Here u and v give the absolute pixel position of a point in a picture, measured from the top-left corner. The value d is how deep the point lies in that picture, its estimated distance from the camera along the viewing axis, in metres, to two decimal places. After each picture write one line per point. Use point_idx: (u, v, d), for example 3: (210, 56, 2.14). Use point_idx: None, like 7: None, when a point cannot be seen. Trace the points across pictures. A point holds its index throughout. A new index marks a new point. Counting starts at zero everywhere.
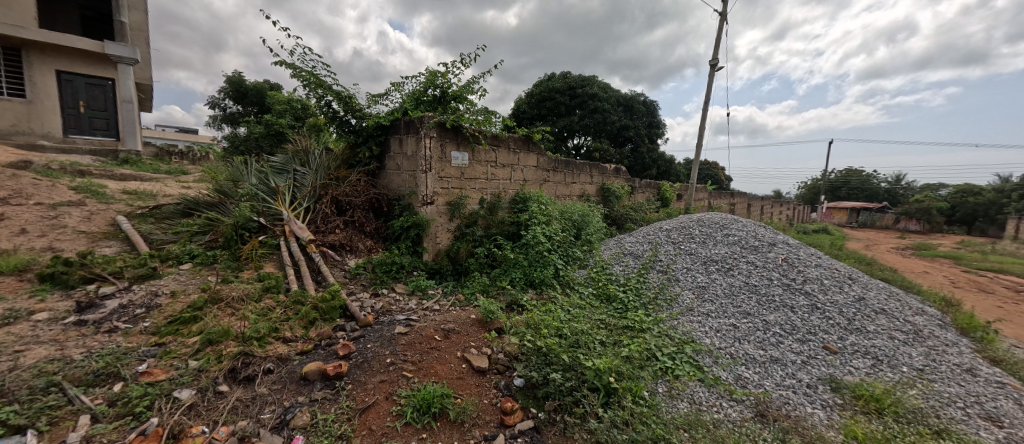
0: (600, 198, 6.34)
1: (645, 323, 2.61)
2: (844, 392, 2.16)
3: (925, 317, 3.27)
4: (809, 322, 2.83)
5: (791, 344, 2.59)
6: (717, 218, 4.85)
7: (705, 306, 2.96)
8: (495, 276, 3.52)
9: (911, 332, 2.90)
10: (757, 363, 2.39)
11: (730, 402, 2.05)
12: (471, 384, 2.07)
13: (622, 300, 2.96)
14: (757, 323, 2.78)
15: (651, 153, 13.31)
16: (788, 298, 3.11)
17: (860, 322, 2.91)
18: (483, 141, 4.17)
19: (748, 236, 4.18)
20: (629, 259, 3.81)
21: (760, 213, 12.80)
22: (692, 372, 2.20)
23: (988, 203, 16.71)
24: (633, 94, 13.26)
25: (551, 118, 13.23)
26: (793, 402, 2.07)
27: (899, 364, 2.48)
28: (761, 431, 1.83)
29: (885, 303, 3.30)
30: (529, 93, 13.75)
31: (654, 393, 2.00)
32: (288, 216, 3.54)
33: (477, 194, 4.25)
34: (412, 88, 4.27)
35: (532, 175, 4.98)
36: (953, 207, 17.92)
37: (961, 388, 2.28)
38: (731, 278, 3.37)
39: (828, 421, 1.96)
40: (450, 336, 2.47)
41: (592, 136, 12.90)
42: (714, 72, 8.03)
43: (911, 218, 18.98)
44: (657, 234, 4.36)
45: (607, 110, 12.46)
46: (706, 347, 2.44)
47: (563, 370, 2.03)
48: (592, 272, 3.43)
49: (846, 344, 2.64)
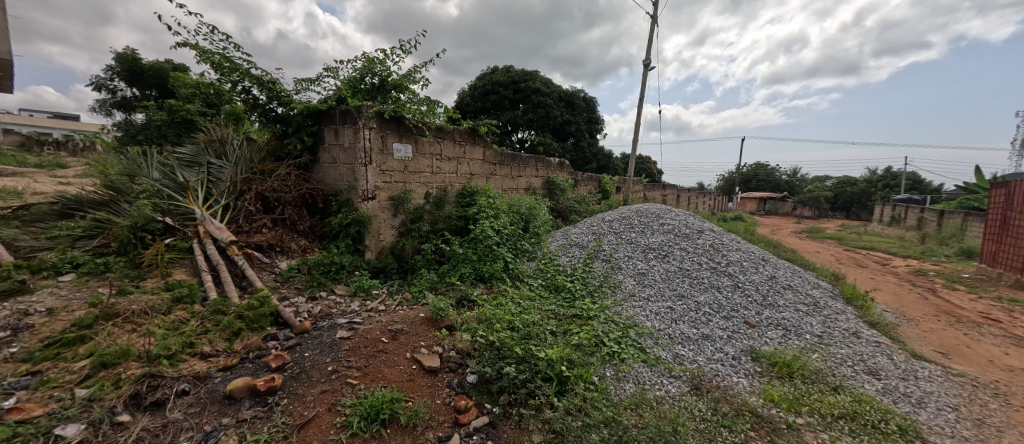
0: (546, 191, 6.48)
1: (591, 310, 2.73)
2: (762, 361, 2.44)
3: (821, 290, 3.83)
4: (733, 301, 3.16)
5: (719, 322, 2.87)
6: (653, 208, 5.19)
7: (645, 291, 3.17)
8: (443, 272, 3.42)
9: (812, 304, 3.37)
10: (691, 341, 2.61)
11: (670, 378, 2.22)
12: (422, 385, 1.99)
13: (570, 290, 3.06)
14: (690, 304, 3.03)
15: (591, 147, 13.99)
16: (715, 280, 3.44)
17: (773, 297, 3.32)
18: (427, 133, 4.01)
19: (680, 225, 4.55)
20: (574, 249, 3.93)
21: (687, 203, 14.00)
22: (636, 354, 2.34)
23: (861, 192, 20.25)
24: (574, 89, 13.67)
25: (495, 112, 13.17)
26: (722, 374, 2.30)
27: (804, 332, 2.87)
28: (697, 402, 2.01)
29: (792, 280, 3.79)
30: (472, 85, 13.54)
31: (603, 377, 2.10)
32: (201, 215, 3.11)
33: (422, 188, 4.09)
34: (348, 75, 3.97)
35: (478, 168, 4.91)
36: (836, 196, 21.17)
37: (849, 349, 2.71)
38: (667, 264, 3.64)
39: (750, 387, 2.20)
40: (399, 337, 2.37)
41: (536, 131, 13.12)
42: (647, 72, 8.59)
43: (805, 205, 22.07)
44: (600, 225, 4.56)
45: (550, 106, 12.75)
46: (648, 330, 2.61)
47: (517, 362, 2.04)
48: (540, 264, 3.49)
49: (762, 318, 2.98)
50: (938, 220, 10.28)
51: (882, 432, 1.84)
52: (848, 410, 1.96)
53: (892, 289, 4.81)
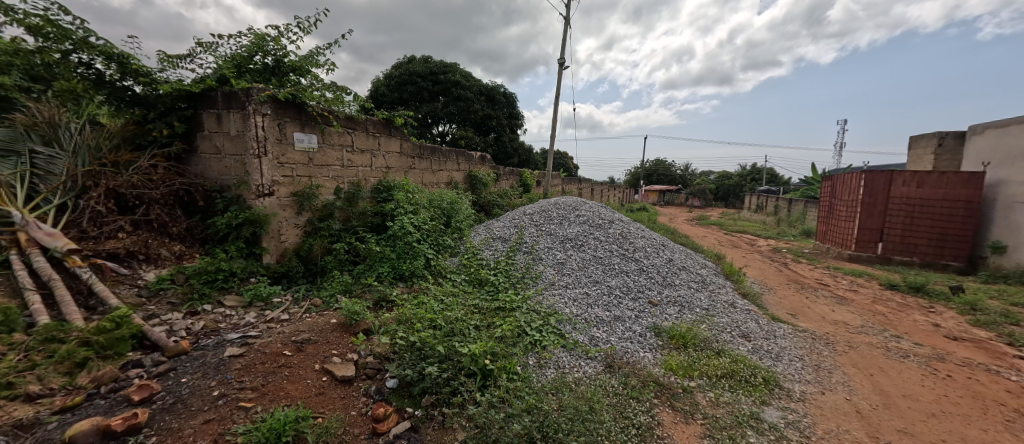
0: (467, 186, 6.42)
1: (514, 302, 2.79)
2: (662, 335, 2.75)
3: (707, 269, 4.44)
4: (639, 283, 3.49)
5: (628, 303, 3.15)
6: (570, 201, 5.47)
7: (564, 279, 3.34)
8: (358, 273, 3.16)
9: (701, 282, 3.90)
10: (605, 322, 2.81)
11: (587, 360, 2.37)
12: (334, 398, 1.82)
13: (493, 283, 3.09)
14: (603, 289, 3.28)
15: (512, 142, 14.30)
16: (624, 265, 3.76)
17: (671, 278, 3.76)
18: (335, 122, 3.65)
19: (593, 216, 4.87)
20: (497, 242, 3.96)
21: (600, 196, 15.12)
22: (556, 341, 2.46)
23: (735, 184, 24.06)
24: (494, 84, 13.76)
25: (413, 103, 12.62)
26: (630, 350, 2.52)
27: (695, 306, 3.30)
28: (610, 379, 2.18)
29: (686, 262, 4.33)
30: (387, 74, 12.77)
31: (525, 366, 2.16)
32: (22, 219, 2.39)
33: (331, 182, 3.73)
34: (232, 53, 3.42)
35: (395, 161, 4.65)
36: (717, 188, 24.84)
37: (729, 317, 3.19)
38: (583, 252, 3.88)
39: (654, 360, 2.46)
40: (305, 348, 2.14)
41: (457, 124, 12.93)
42: (562, 71, 9.00)
43: (694, 196, 25.46)
44: (521, 218, 4.66)
45: (470, 99, 12.68)
46: (566, 316, 2.75)
47: (439, 361, 1.99)
48: (463, 260, 3.45)
49: (663, 297, 3.35)
50: (787, 206, 12.70)
51: (752, 384, 2.22)
52: (728, 370, 2.32)
53: (758, 264, 5.80)
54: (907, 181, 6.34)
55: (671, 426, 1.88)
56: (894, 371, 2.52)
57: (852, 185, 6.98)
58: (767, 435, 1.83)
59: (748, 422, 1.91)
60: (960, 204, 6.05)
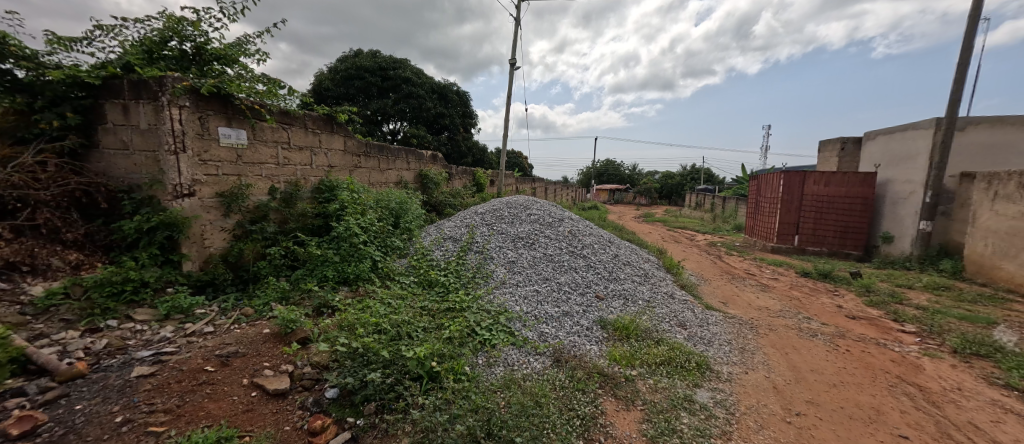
0: (418, 185, 6.27)
1: (464, 302, 2.77)
2: (607, 327, 2.87)
3: (650, 264, 4.71)
4: (587, 279, 3.62)
5: (576, 298, 3.24)
6: (522, 200, 5.53)
7: (515, 277, 3.37)
8: (296, 279, 2.96)
9: (644, 275, 4.13)
10: (554, 318, 2.88)
11: (535, 356, 2.41)
12: (264, 413, 1.68)
13: (443, 283, 3.06)
14: (553, 285, 3.35)
15: (465, 141, 14.18)
16: (573, 262, 3.87)
17: (617, 273, 3.94)
18: (268, 117, 3.40)
19: (544, 214, 4.96)
20: (448, 243, 3.91)
21: (554, 195, 15.48)
22: (506, 339, 2.48)
23: (677, 184, 25.74)
24: (446, 83, 13.59)
25: (361, 99, 12.10)
26: (577, 344, 2.60)
27: (638, 299, 3.48)
28: (557, 373, 2.23)
29: (630, 257, 4.56)
30: (332, 67, 12.13)
31: (474, 366, 2.15)
32: None
33: (265, 182, 3.46)
34: (142, 36, 3.05)
35: (339, 160, 4.42)
36: (662, 187, 26.46)
37: (669, 308, 3.41)
38: (534, 250, 3.95)
39: (599, 351, 2.56)
40: (232, 362, 1.97)
41: (408, 122, 12.59)
42: (513, 71, 9.06)
43: (641, 195, 26.89)
44: (473, 217, 4.64)
45: (422, 97, 12.44)
46: (516, 314, 2.77)
47: (383, 367, 1.92)
48: (412, 261, 3.37)
49: (609, 291, 3.50)
50: (722, 204, 13.82)
51: (686, 369, 2.38)
52: (666, 357, 2.47)
53: (695, 257, 6.26)
54: (818, 180, 7.16)
55: (613, 413, 1.97)
56: (805, 349, 2.83)
57: (773, 184, 7.76)
58: (698, 415, 1.98)
59: (682, 404, 2.05)
60: (859, 200, 6.94)
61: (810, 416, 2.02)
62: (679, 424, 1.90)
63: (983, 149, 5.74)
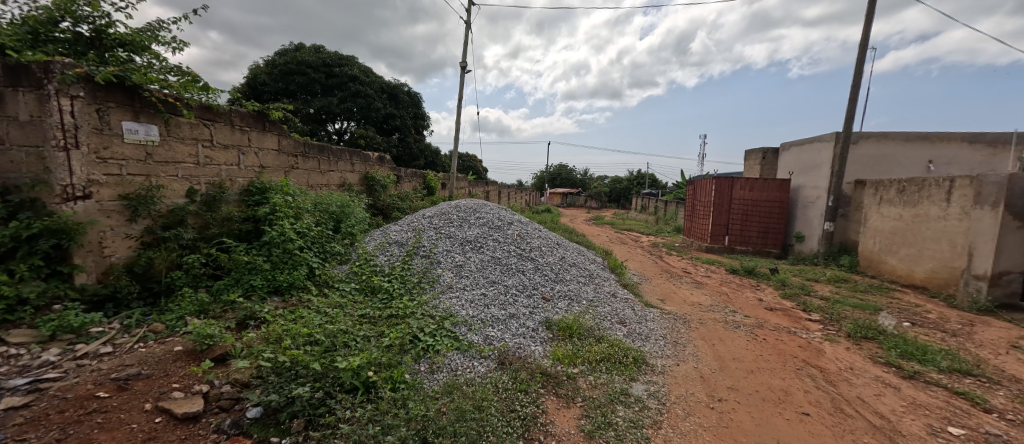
0: (365, 188, 6.03)
1: (407, 308, 2.70)
2: (552, 328, 2.93)
3: (596, 264, 4.90)
4: (534, 281, 3.68)
5: (523, 300, 3.28)
6: (471, 203, 5.50)
7: (462, 281, 3.34)
8: (219, 289, 2.70)
9: (589, 276, 4.28)
10: (500, 321, 2.88)
11: (480, 359, 2.39)
12: (170, 441, 1.50)
13: (387, 290, 2.96)
14: (500, 288, 3.37)
15: (417, 143, 13.88)
16: (521, 264, 3.92)
17: (563, 274, 4.04)
18: (185, 112, 3.09)
19: (493, 218, 4.98)
20: (393, 247, 3.78)
21: (508, 199, 15.58)
22: (450, 343, 2.44)
23: (625, 188, 27.10)
24: (397, 83, 13.27)
25: (303, 96, 11.52)
26: (522, 345, 2.63)
27: (582, 299, 3.60)
28: (501, 375, 2.24)
29: (577, 259, 4.70)
30: (270, 61, 11.34)
31: (415, 373, 2.10)
32: None
33: (182, 183, 3.13)
34: (24, 14, 2.65)
35: (271, 160, 4.14)
36: (611, 191, 27.70)
37: (611, 306, 3.56)
38: (482, 254, 3.94)
39: (543, 352, 2.60)
40: (132, 386, 1.75)
41: (356, 122, 12.10)
42: (465, 73, 9.03)
43: (592, 199, 27.94)
44: (420, 221, 4.54)
45: (370, 96, 12.04)
46: (462, 318, 2.74)
47: (312, 381, 1.81)
48: (354, 267, 3.23)
49: (555, 292, 3.58)
50: (664, 207, 14.77)
51: (624, 364, 2.50)
52: (606, 353, 2.58)
53: (638, 258, 6.62)
54: (743, 185, 7.89)
55: (554, 412, 2.01)
56: (729, 339, 3.10)
57: (707, 188, 8.43)
58: (633, 407, 2.08)
59: (619, 398, 2.14)
60: (777, 204, 7.76)
61: (730, 401, 2.21)
62: (615, 417, 1.98)
63: (871, 161, 6.68)
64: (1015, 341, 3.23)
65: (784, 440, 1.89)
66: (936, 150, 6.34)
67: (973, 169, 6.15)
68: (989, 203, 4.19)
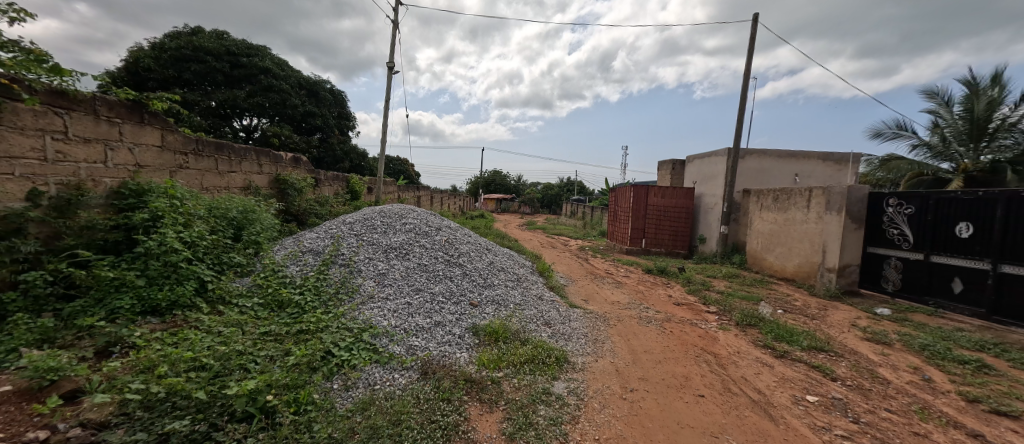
0: (277, 192, 5.48)
1: (320, 322, 2.49)
2: (478, 333, 2.92)
3: (524, 268, 5.02)
4: (461, 287, 3.64)
5: (449, 307, 3.23)
6: (398, 209, 5.29)
7: (384, 290, 3.18)
8: (73, 311, 2.23)
9: (517, 280, 4.37)
10: (424, 330, 2.79)
11: (401, 371, 2.28)
12: None
13: (298, 303, 2.70)
14: (425, 296, 3.27)
15: (342, 144, 13.05)
16: (448, 271, 3.86)
17: (491, 279, 4.07)
18: (27, 96, 2.53)
19: (421, 224, 4.84)
20: (307, 257, 3.48)
21: (442, 204, 15.29)
22: (368, 357, 2.30)
23: (556, 194, 28.33)
24: (317, 79, 12.41)
25: (202, 87, 10.20)
26: (447, 353, 2.57)
27: (509, 303, 3.65)
28: (423, 386, 2.16)
29: (506, 264, 4.77)
30: (157, 43, 9.82)
31: (325, 393, 1.93)
32: None
33: (20, 183, 2.54)
34: None
35: (151, 158, 3.56)
36: (543, 197, 28.74)
37: (537, 308, 3.67)
38: (408, 261, 3.80)
39: (468, 358, 2.57)
40: None
41: (268, 119, 11.05)
42: (393, 73, 8.73)
43: (526, 204, 28.71)
44: (339, 228, 4.24)
45: (286, 92, 11.11)
46: (383, 329, 2.61)
47: (195, 413, 1.57)
48: (258, 280, 2.91)
49: (483, 298, 3.58)
50: (590, 213, 15.75)
51: (547, 365, 2.59)
52: (530, 355, 2.64)
53: (565, 261, 6.94)
54: (656, 193, 8.72)
55: (476, 418, 1.99)
56: (641, 334, 3.38)
57: (626, 195, 9.16)
58: (553, 405, 2.16)
59: (540, 398, 2.20)
60: (684, 210, 8.70)
61: (640, 391, 2.40)
62: (536, 417, 2.02)
63: (755, 173, 7.83)
64: (854, 321, 4.01)
65: (684, 421, 2.09)
66: (800, 165, 7.66)
67: (825, 180, 7.59)
68: (836, 209, 5.17)
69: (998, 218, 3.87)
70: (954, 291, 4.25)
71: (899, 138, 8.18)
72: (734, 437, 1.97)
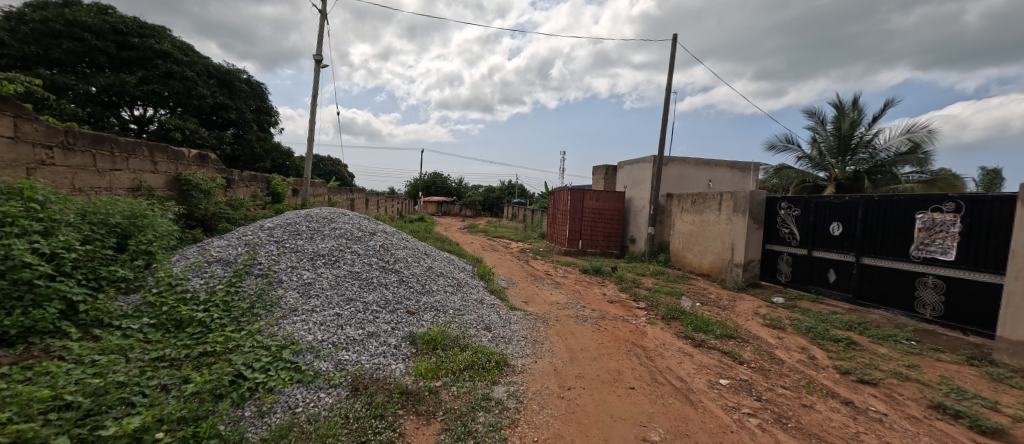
0: (177, 194, 4.76)
1: (229, 342, 2.19)
2: (416, 342, 2.80)
3: (464, 273, 4.96)
4: (397, 295, 3.47)
5: (384, 316, 3.05)
6: (326, 212, 4.90)
7: (310, 302, 2.91)
8: None
9: (456, 284, 4.29)
10: (355, 342, 2.60)
11: (328, 389, 2.10)
12: None
13: (201, 322, 2.36)
14: (357, 306, 3.06)
15: (261, 141, 11.83)
16: (383, 278, 3.66)
17: (429, 284, 3.95)
18: None
19: (352, 228, 4.54)
20: (214, 268, 3.06)
21: (378, 207, 14.56)
22: (288, 377, 2.07)
23: (498, 197, 28.55)
24: (230, 68, 11.12)
25: (78, 68, 8.58)
26: (380, 366, 2.42)
27: (448, 308, 3.56)
28: (353, 403, 2.01)
29: (445, 268, 4.67)
30: (12, 12, 8.07)
31: (233, 423, 1.70)
32: None
33: None
34: None
35: None
36: (485, 200, 28.76)
37: (476, 313, 3.63)
38: (337, 269, 3.53)
39: (404, 370, 2.45)
40: None
41: (167, 110, 9.63)
42: (321, 67, 8.12)
43: (468, 207, 28.51)
44: (256, 234, 3.81)
45: (190, 80, 9.81)
46: (307, 344, 2.38)
47: None
48: (150, 297, 2.49)
49: (421, 305, 3.45)
50: (530, 215, 16.11)
51: (487, 370, 2.56)
52: (469, 361, 2.59)
53: (506, 263, 7.00)
54: (592, 196, 9.18)
55: (412, 432, 1.89)
56: (578, 332, 3.51)
57: (564, 199, 9.51)
58: (493, 411, 2.14)
59: (480, 405, 2.17)
60: (616, 212, 9.28)
61: (577, 389, 2.47)
62: (475, 425, 1.98)
63: (677, 179, 8.61)
64: (756, 309, 4.58)
65: (616, 414, 2.20)
66: (713, 172, 8.62)
67: (733, 186, 8.63)
68: (741, 211, 5.87)
69: (859, 218, 4.67)
70: (829, 280, 5.05)
71: (788, 150, 9.56)
72: (660, 424, 2.11)
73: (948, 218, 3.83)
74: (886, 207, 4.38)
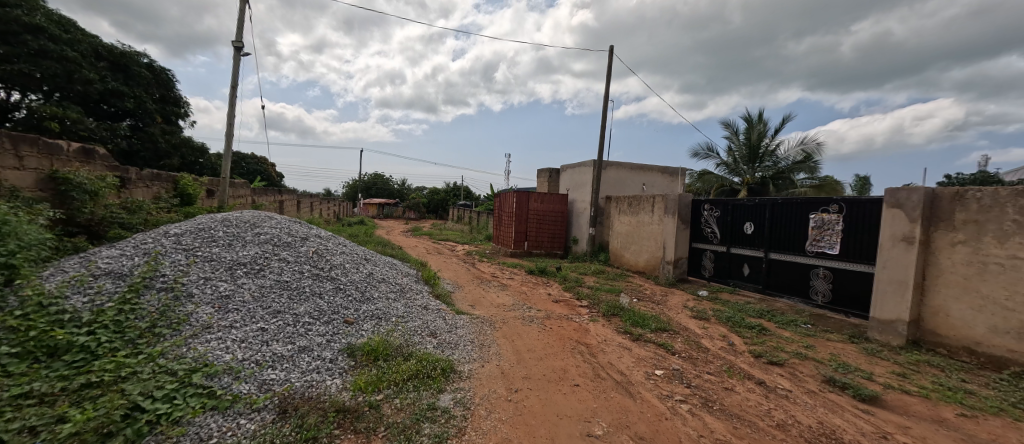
0: (52, 195, 3.98)
1: (122, 370, 1.87)
2: (354, 354, 2.62)
3: (408, 278, 4.76)
4: (333, 304, 3.23)
5: (317, 328, 2.82)
6: (248, 216, 4.42)
7: (228, 317, 2.59)
8: None
9: (399, 290, 4.11)
10: (283, 359, 2.36)
11: (249, 414, 1.87)
12: None
13: (83, 348, 1.98)
14: (286, 319, 2.79)
15: (168, 135, 10.38)
16: (316, 287, 3.38)
17: (369, 291, 3.73)
18: None
19: (281, 233, 4.15)
20: (102, 282, 2.60)
21: (312, 209, 13.50)
22: (199, 405, 1.82)
23: (443, 199, 28.02)
24: (125, 49, 9.60)
25: None
26: (313, 383, 2.23)
27: (390, 316, 3.40)
28: (280, 427, 1.82)
29: (387, 274, 4.45)
30: None
31: None
32: None
33: None
34: None
35: None
36: (430, 202, 28.07)
37: (421, 319, 3.50)
38: (262, 279, 3.19)
39: (341, 385, 2.27)
40: None
41: (39, 95, 8.05)
42: (241, 55, 7.32)
43: (411, 209, 27.59)
44: (159, 241, 3.31)
45: (72, 61, 8.30)
46: (223, 366, 2.11)
47: None
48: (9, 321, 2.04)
49: (359, 314, 3.24)
50: (476, 217, 16.04)
51: (432, 378, 2.48)
52: (413, 370, 2.48)
53: (452, 267, 6.86)
54: (536, 199, 9.38)
55: None
56: (524, 333, 3.55)
57: (509, 201, 9.59)
58: (438, 420, 2.06)
59: (425, 415, 2.09)
60: (560, 214, 9.60)
61: (524, 390, 2.49)
62: (419, 437, 1.90)
63: (615, 182, 9.12)
64: (685, 303, 4.99)
65: (562, 412, 2.25)
66: (646, 177, 9.30)
67: (663, 189, 9.37)
68: (671, 212, 6.39)
69: (767, 218, 5.32)
70: (744, 273, 5.67)
71: (709, 157, 10.61)
72: (603, 419, 2.19)
73: (832, 218, 4.50)
74: (787, 208, 5.04)
